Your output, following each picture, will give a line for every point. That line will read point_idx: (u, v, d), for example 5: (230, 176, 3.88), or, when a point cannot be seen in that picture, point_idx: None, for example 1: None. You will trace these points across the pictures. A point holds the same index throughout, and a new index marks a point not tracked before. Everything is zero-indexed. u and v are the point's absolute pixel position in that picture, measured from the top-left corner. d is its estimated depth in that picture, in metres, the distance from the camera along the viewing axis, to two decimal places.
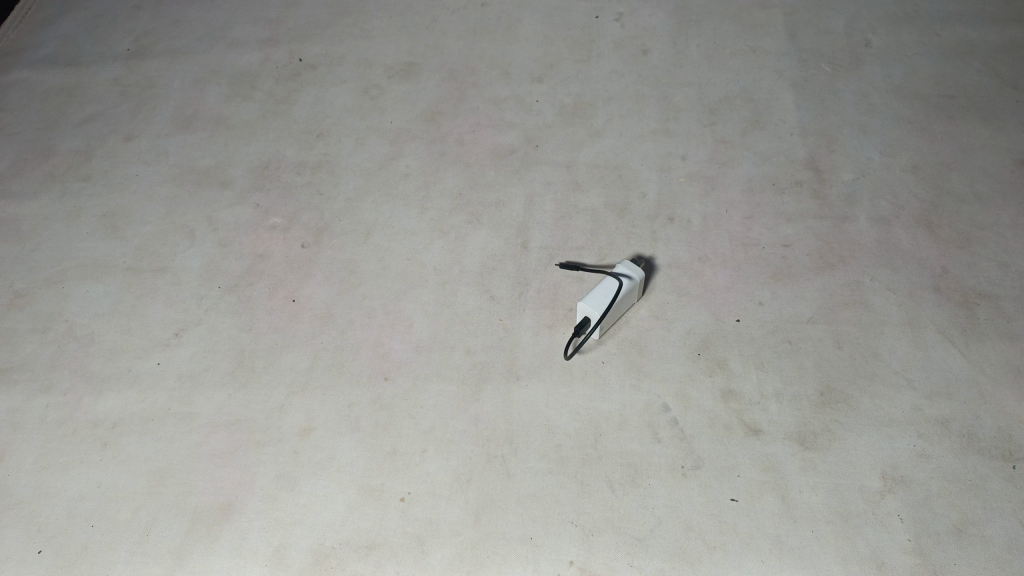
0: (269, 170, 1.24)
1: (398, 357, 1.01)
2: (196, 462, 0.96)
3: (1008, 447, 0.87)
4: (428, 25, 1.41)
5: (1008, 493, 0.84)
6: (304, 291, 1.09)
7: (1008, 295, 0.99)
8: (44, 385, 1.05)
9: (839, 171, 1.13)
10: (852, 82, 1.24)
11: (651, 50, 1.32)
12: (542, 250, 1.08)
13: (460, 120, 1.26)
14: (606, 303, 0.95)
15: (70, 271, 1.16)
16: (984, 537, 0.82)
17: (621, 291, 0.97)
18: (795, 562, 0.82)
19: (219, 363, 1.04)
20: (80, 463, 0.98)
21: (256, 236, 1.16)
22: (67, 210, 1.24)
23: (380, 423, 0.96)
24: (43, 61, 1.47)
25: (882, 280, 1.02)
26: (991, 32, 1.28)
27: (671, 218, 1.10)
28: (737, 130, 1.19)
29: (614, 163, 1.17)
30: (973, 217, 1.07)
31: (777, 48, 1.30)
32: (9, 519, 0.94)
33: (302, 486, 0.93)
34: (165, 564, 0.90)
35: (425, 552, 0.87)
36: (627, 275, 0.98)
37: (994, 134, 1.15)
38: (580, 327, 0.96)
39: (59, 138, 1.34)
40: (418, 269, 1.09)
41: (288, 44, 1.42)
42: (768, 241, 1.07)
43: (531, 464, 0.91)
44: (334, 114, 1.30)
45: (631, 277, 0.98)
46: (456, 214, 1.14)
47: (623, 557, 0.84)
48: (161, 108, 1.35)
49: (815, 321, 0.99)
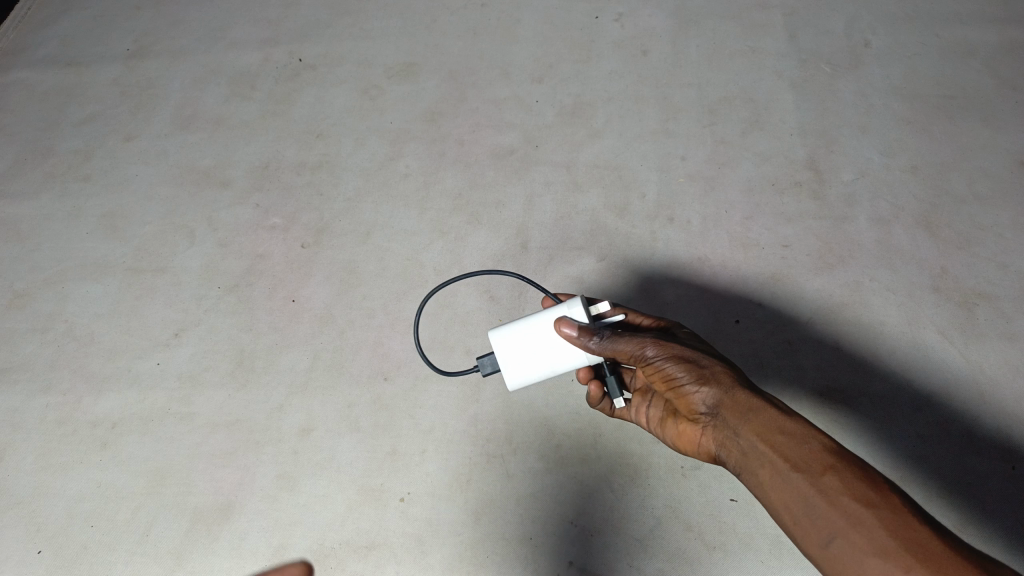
0: (270, 170, 1.24)
1: (398, 358, 1.01)
2: (196, 462, 0.97)
3: (1006, 447, 0.89)
4: (428, 26, 1.41)
5: (1008, 492, 0.86)
6: (304, 292, 1.09)
7: (1007, 295, 0.99)
8: (44, 385, 1.06)
9: (839, 171, 1.13)
10: (852, 83, 1.24)
11: (651, 51, 1.31)
12: (542, 250, 1.09)
13: (460, 120, 1.26)
14: (523, 361, 0.77)
15: (69, 271, 1.16)
16: (984, 537, 0.84)
17: (563, 359, 0.77)
18: (795, 563, 0.83)
19: (219, 363, 1.04)
20: (80, 463, 0.98)
21: (256, 236, 1.16)
22: (67, 211, 1.24)
23: (380, 423, 0.96)
24: (42, 61, 1.46)
25: (882, 280, 1.02)
26: (991, 32, 1.27)
27: (671, 219, 1.10)
28: (737, 130, 1.19)
29: (613, 164, 1.17)
30: (973, 217, 1.07)
31: (777, 48, 1.29)
32: (10, 519, 0.95)
33: (302, 486, 0.93)
34: (164, 564, 0.90)
35: (425, 552, 0.87)
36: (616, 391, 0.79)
37: (993, 134, 1.15)
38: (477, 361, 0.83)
39: (59, 138, 1.34)
40: (418, 269, 1.09)
41: (287, 44, 1.41)
42: (768, 241, 1.07)
43: (530, 464, 0.91)
44: (334, 114, 1.30)
45: (588, 367, 0.77)
46: (456, 214, 1.14)
47: (623, 557, 0.84)
48: (160, 109, 1.35)
49: (814, 321, 1.00)
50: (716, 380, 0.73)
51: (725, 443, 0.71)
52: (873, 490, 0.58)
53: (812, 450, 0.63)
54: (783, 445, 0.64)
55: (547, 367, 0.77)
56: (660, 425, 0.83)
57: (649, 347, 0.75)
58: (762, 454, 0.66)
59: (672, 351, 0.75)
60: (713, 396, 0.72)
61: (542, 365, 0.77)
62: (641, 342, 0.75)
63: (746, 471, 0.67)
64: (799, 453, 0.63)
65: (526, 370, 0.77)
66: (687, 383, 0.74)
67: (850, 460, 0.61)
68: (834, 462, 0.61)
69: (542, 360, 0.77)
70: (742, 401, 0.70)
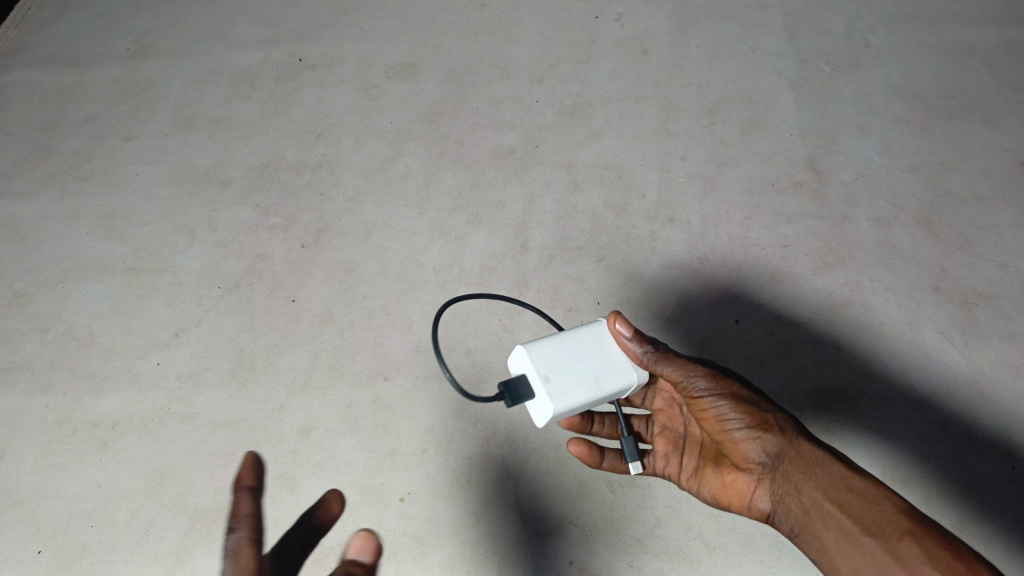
0: (270, 170, 1.24)
1: (398, 358, 1.01)
2: (196, 462, 0.97)
3: (1006, 447, 0.89)
4: (428, 26, 1.41)
5: (1008, 492, 0.86)
6: (304, 292, 1.09)
7: (1007, 295, 1.00)
8: (44, 385, 1.06)
9: (839, 171, 1.13)
10: (852, 83, 1.24)
11: (651, 51, 1.31)
12: (542, 250, 1.09)
13: (460, 120, 1.26)
14: (566, 375, 0.71)
15: (69, 271, 1.16)
16: (985, 537, 0.84)
17: (606, 373, 0.73)
18: (794, 563, 0.83)
19: (219, 363, 1.04)
20: (80, 463, 0.98)
21: (256, 236, 1.16)
22: (67, 211, 1.24)
23: (380, 423, 0.96)
24: (42, 61, 1.46)
25: (882, 280, 1.02)
26: (991, 32, 1.27)
27: (671, 219, 1.10)
28: (737, 130, 1.19)
29: (613, 164, 1.17)
30: (973, 217, 1.07)
31: (777, 48, 1.29)
32: (9, 519, 0.95)
33: (302, 486, 0.93)
34: (164, 564, 0.90)
35: (425, 552, 0.87)
36: (632, 455, 0.79)
37: (993, 134, 1.15)
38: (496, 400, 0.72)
39: (59, 137, 1.34)
40: (418, 269, 1.09)
41: (287, 44, 1.41)
42: (768, 241, 1.07)
43: (531, 464, 0.91)
44: (334, 114, 1.30)
45: (630, 378, 0.73)
46: (456, 214, 1.14)
47: (623, 556, 0.85)
48: (160, 109, 1.35)
49: (814, 321, 1.00)
50: (773, 429, 0.72)
51: (783, 496, 0.70)
52: (954, 557, 0.60)
53: (886, 514, 0.64)
54: (858, 505, 0.65)
55: (591, 378, 0.72)
56: (692, 471, 0.81)
57: (701, 379, 0.74)
58: (830, 514, 0.66)
59: (727, 388, 0.74)
60: (774, 446, 0.71)
61: (586, 379, 0.71)
62: (693, 372, 0.74)
63: (811, 529, 0.68)
64: (874, 516, 0.64)
65: (568, 382, 0.71)
66: (743, 429, 0.73)
67: (926, 525, 0.63)
68: (910, 526, 0.63)
69: (585, 371, 0.72)
70: (806, 455, 0.70)
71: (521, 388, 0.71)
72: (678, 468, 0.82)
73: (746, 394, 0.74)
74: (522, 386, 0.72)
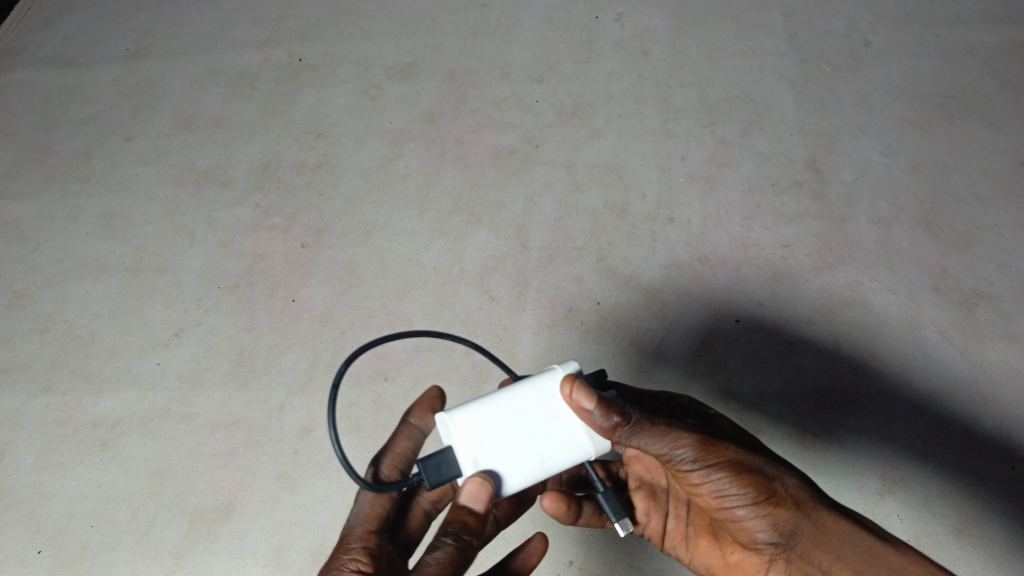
0: (270, 170, 1.24)
1: (398, 358, 1.01)
2: (196, 462, 0.97)
3: (1006, 447, 0.89)
4: (428, 26, 1.41)
5: (1008, 492, 0.86)
6: (304, 292, 1.09)
7: (1007, 295, 1.00)
8: (44, 385, 1.06)
9: (839, 171, 1.13)
10: (852, 83, 1.24)
11: (651, 51, 1.31)
12: (542, 250, 1.09)
13: (460, 121, 1.26)
14: (503, 458, 0.60)
15: (69, 271, 1.16)
16: (983, 537, 0.84)
17: (554, 449, 0.61)
18: None
19: (220, 364, 1.04)
20: (81, 463, 0.98)
21: (256, 236, 1.16)
22: (67, 211, 1.24)
23: (380, 423, 0.96)
24: (42, 61, 1.46)
25: (882, 280, 1.02)
26: (991, 32, 1.27)
27: (671, 219, 1.10)
28: (737, 130, 1.19)
29: (613, 164, 1.17)
30: (973, 217, 1.07)
31: (777, 49, 1.29)
32: (10, 519, 0.95)
33: (302, 486, 0.93)
34: (165, 564, 0.90)
35: None
36: (615, 514, 0.65)
37: (993, 135, 1.15)
38: (415, 477, 0.61)
39: (60, 137, 1.34)
40: (418, 269, 1.09)
41: (287, 44, 1.41)
42: (768, 241, 1.07)
43: None
44: (334, 114, 1.30)
45: (583, 454, 0.63)
46: (456, 214, 1.15)
47: (624, 557, 0.85)
48: (160, 109, 1.35)
49: (814, 321, 1.00)
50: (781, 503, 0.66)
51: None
52: None
53: None
54: None
55: (533, 459, 0.61)
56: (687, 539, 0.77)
57: (689, 452, 0.64)
58: None
59: (721, 459, 0.65)
60: (787, 525, 0.66)
61: (531, 460, 0.61)
62: (682, 448, 0.64)
63: None
64: None
65: (505, 462, 0.60)
66: (747, 512, 0.66)
67: None
68: None
69: (527, 448, 0.61)
70: (825, 532, 0.66)
71: (449, 467, 0.61)
72: (665, 529, 0.80)
73: (745, 460, 0.66)
74: (447, 464, 0.61)
